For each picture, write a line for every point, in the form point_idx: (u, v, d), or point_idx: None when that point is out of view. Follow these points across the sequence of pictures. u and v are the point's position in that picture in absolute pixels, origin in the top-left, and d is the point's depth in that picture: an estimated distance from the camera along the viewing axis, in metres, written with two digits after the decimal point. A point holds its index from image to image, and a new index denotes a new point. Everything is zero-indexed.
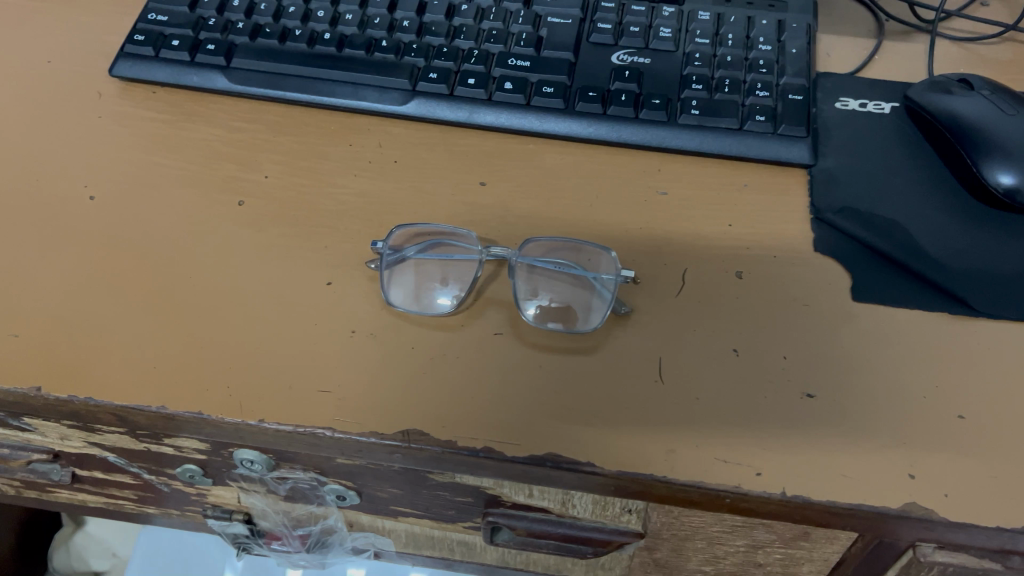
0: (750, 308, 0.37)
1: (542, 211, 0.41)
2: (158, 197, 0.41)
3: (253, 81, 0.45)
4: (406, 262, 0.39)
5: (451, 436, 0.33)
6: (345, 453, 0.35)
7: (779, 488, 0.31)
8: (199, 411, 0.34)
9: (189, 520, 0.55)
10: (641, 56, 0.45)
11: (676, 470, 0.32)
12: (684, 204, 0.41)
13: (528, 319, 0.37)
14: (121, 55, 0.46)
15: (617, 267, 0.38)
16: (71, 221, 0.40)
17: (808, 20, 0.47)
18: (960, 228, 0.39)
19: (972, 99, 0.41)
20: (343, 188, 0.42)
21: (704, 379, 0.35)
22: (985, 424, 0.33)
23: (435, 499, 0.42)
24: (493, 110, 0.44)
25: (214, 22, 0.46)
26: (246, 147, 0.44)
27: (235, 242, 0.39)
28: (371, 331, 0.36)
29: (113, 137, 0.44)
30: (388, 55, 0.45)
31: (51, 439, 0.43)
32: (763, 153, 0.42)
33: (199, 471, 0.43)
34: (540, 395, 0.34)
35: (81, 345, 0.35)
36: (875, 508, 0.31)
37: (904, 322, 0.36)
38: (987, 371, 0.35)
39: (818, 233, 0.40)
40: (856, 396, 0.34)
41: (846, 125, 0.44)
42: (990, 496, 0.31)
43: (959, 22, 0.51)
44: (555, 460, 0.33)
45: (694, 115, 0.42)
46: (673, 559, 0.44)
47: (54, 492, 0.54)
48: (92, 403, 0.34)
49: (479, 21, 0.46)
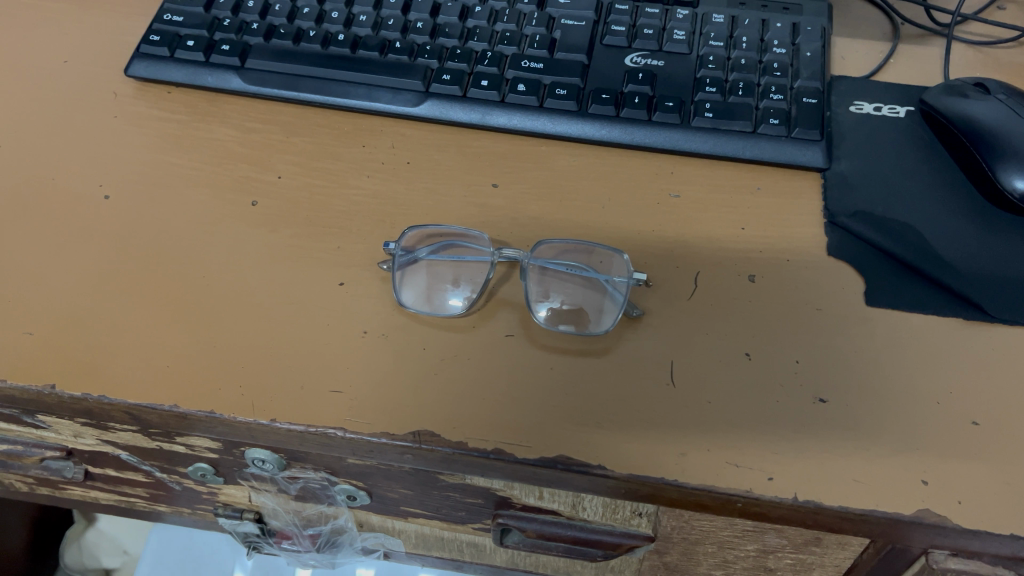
0: (762, 312, 0.37)
1: (554, 214, 0.41)
2: (171, 197, 0.41)
3: (267, 83, 0.46)
4: (418, 263, 0.39)
5: (462, 437, 0.33)
6: (356, 453, 0.35)
7: (791, 492, 0.31)
8: (212, 410, 0.34)
9: (201, 518, 0.56)
10: (654, 58, 0.45)
11: (687, 474, 0.32)
12: (696, 207, 0.41)
13: (540, 321, 0.37)
14: (137, 55, 0.47)
15: (629, 269, 0.38)
16: (86, 220, 0.40)
17: (823, 23, 0.46)
18: (974, 232, 0.39)
19: (988, 103, 0.41)
20: (356, 189, 0.42)
21: (716, 383, 0.34)
22: (999, 430, 0.33)
23: (446, 500, 0.42)
24: (505, 112, 0.44)
25: (229, 23, 0.47)
26: (260, 147, 0.44)
27: (248, 241, 0.40)
28: (383, 332, 0.36)
29: (128, 137, 0.44)
30: (402, 56, 0.45)
31: (65, 437, 0.44)
32: (776, 157, 0.42)
33: (210, 470, 0.43)
34: (551, 397, 0.34)
35: (95, 344, 0.35)
36: (887, 514, 0.31)
37: (917, 326, 0.36)
38: (1002, 377, 0.34)
39: (830, 236, 0.40)
40: (870, 401, 0.34)
41: (860, 128, 0.44)
42: (1005, 504, 0.31)
43: (975, 25, 0.50)
44: (566, 462, 0.32)
45: (708, 117, 0.42)
46: (684, 563, 0.44)
47: (67, 488, 0.54)
48: (104, 401, 0.34)
49: (492, 24, 0.46)
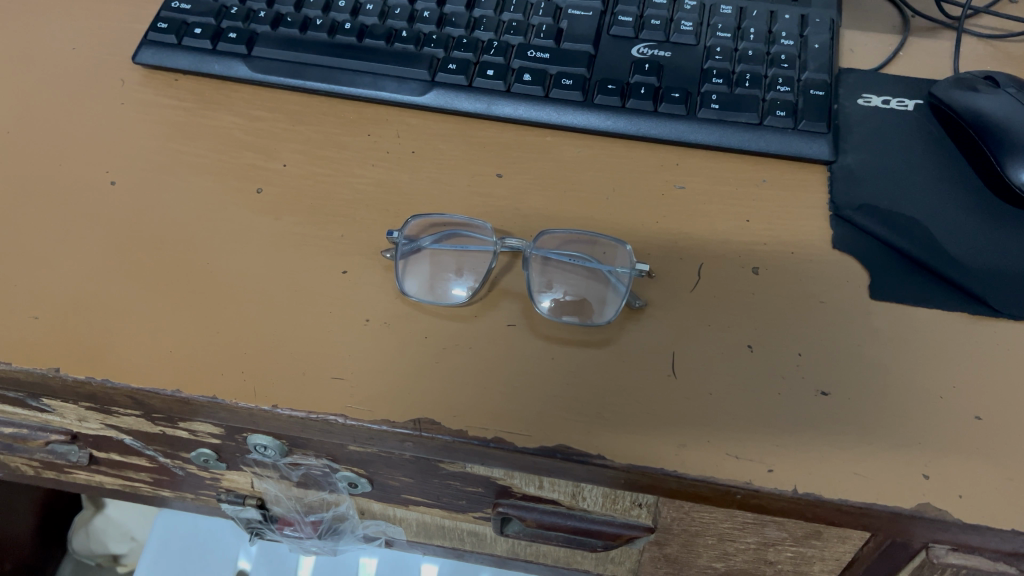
0: (765, 305, 0.37)
1: (557, 205, 0.41)
2: (176, 184, 0.42)
3: (273, 71, 0.46)
4: (421, 252, 0.39)
5: (462, 425, 0.33)
6: (358, 440, 0.35)
7: (791, 485, 0.31)
8: (215, 396, 0.34)
9: (204, 504, 0.56)
10: (661, 49, 0.45)
11: (686, 465, 0.32)
12: (700, 200, 0.41)
13: (543, 311, 0.37)
14: (145, 43, 0.47)
15: (632, 260, 0.37)
16: (92, 205, 0.40)
17: (832, 15, 0.46)
18: (981, 227, 0.38)
19: (998, 97, 0.40)
20: (361, 178, 0.42)
21: (718, 374, 0.34)
22: (1002, 425, 0.33)
23: (446, 488, 0.42)
24: (511, 102, 0.44)
25: (236, 11, 0.47)
26: (266, 135, 0.44)
27: (253, 228, 0.40)
28: (386, 320, 0.36)
29: (135, 124, 0.44)
30: (407, 45, 0.45)
31: (69, 421, 0.44)
32: (782, 149, 0.42)
33: (213, 456, 0.44)
34: (552, 387, 0.34)
35: (100, 328, 0.36)
36: (887, 507, 0.31)
37: (922, 321, 0.36)
38: (1006, 373, 0.34)
39: (836, 230, 0.39)
40: (872, 394, 0.34)
41: (868, 122, 0.43)
42: (1007, 499, 0.31)
43: (987, 19, 0.50)
44: (565, 452, 0.33)
45: (714, 109, 0.42)
46: (683, 555, 0.44)
47: (72, 473, 0.55)
48: (108, 385, 0.34)
49: (499, 13, 0.46)
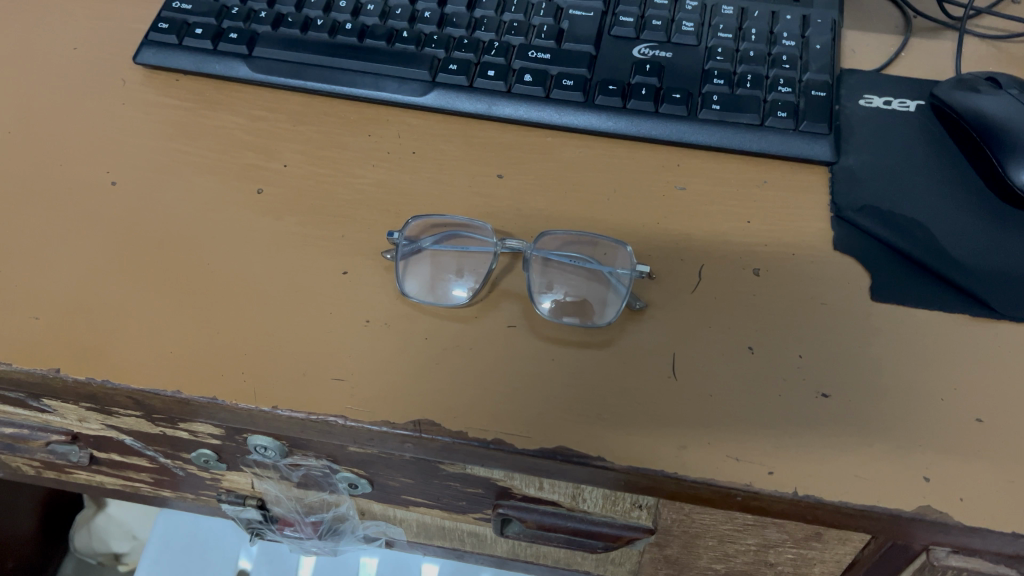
0: (766, 306, 0.37)
1: (557, 205, 0.41)
2: (177, 184, 0.42)
3: (274, 71, 0.46)
4: (422, 253, 0.39)
5: (462, 427, 0.33)
6: (357, 441, 0.35)
7: (791, 487, 0.31)
8: (214, 396, 0.34)
9: (205, 504, 0.56)
10: (662, 49, 0.45)
11: (686, 466, 0.32)
12: (701, 201, 0.41)
13: (543, 312, 0.37)
14: (146, 43, 0.47)
15: (633, 261, 0.37)
16: (92, 206, 0.40)
17: (834, 15, 0.46)
18: (982, 228, 0.38)
19: (1000, 98, 0.40)
20: (362, 178, 0.42)
21: (718, 375, 0.34)
22: (1003, 427, 0.32)
23: (446, 489, 0.42)
24: (511, 102, 0.44)
25: (237, 11, 0.47)
26: (267, 135, 0.44)
27: (253, 229, 0.40)
28: (386, 321, 0.36)
29: (136, 124, 0.44)
30: (408, 45, 0.45)
31: (70, 421, 0.44)
32: (783, 150, 0.42)
33: (214, 456, 0.44)
34: (552, 388, 0.34)
35: (100, 328, 0.36)
36: (887, 509, 0.31)
37: (923, 322, 0.36)
38: (1007, 375, 0.34)
39: (837, 231, 0.39)
40: (873, 396, 0.33)
41: (869, 123, 0.43)
42: (1008, 501, 0.31)
43: (989, 19, 0.50)
44: (565, 453, 0.33)
45: (715, 110, 0.42)
46: (684, 556, 0.44)
47: (72, 472, 0.55)
48: (109, 385, 0.34)
49: (500, 13, 0.46)
